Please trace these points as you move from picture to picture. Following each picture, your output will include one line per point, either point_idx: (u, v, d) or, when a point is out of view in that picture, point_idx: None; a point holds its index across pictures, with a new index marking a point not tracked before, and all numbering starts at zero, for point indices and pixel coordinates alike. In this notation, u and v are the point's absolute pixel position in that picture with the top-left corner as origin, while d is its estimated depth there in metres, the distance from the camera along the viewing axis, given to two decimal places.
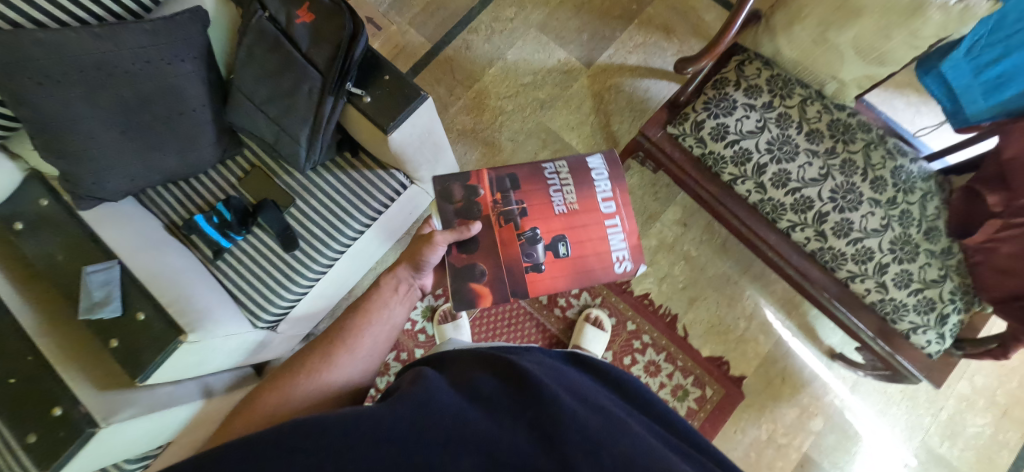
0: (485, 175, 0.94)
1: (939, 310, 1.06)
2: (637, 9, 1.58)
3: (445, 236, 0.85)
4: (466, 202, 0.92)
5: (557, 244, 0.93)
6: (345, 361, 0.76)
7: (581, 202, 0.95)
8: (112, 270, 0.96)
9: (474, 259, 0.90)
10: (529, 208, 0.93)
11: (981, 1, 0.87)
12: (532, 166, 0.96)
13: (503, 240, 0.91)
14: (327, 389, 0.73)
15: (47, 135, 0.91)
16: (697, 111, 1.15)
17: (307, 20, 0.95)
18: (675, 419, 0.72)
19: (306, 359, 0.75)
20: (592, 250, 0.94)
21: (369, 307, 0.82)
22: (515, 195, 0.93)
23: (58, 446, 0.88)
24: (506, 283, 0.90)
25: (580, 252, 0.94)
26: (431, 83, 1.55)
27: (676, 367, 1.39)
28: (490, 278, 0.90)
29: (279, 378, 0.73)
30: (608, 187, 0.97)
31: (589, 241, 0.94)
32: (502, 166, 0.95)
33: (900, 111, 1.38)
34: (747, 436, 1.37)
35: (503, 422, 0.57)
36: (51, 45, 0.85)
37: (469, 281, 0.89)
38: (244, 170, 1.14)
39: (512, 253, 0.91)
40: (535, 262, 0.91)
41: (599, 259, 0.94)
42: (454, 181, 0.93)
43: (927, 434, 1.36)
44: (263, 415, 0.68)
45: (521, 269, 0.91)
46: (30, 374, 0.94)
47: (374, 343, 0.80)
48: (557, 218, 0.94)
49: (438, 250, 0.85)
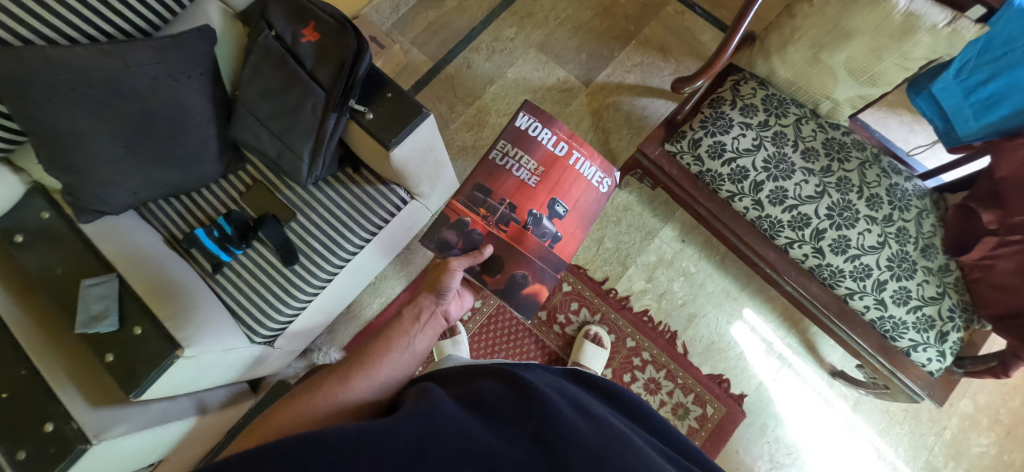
0: (457, 204, 0.95)
1: (938, 327, 1.06)
2: (635, 29, 1.62)
3: (460, 262, 0.91)
4: (464, 238, 0.94)
5: (555, 208, 0.97)
6: (360, 384, 0.73)
7: (542, 163, 0.98)
8: (110, 283, 0.97)
9: (509, 271, 0.95)
10: (513, 200, 0.96)
11: (969, 25, 0.90)
12: (484, 165, 0.97)
13: (515, 238, 0.96)
14: (343, 410, 0.70)
15: (54, 150, 0.92)
16: (693, 130, 1.17)
17: (312, 39, 0.97)
18: (676, 435, 0.71)
19: (324, 379, 0.73)
20: (578, 190, 1.00)
21: (390, 335, 0.82)
22: (494, 199, 0.96)
23: (49, 463, 0.86)
24: (547, 268, 0.97)
25: (574, 202, 0.99)
26: (431, 100, 1.57)
27: (676, 385, 1.38)
28: (534, 277, 0.96)
29: (294, 396, 0.71)
30: (550, 134, 0.99)
31: (573, 186, 0.99)
32: (464, 186, 0.96)
33: (893, 130, 1.40)
34: (748, 456, 1.35)
35: (505, 435, 0.57)
36: (61, 62, 0.86)
37: (521, 290, 0.95)
38: (245, 185, 1.15)
39: (530, 243, 0.96)
40: (551, 235, 0.97)
41: (587, 193, 1.01)
42: (442, 228, 0.94)
43: (932, 453, 1.34)
44: (274, 433, 0.66)
45: (546, 247, 0.97)
46: (22, 388, 0.93)
47: (391, 370, 0.77)
48: (537, 190, 0.97)
49: (456, 275, 0.90)
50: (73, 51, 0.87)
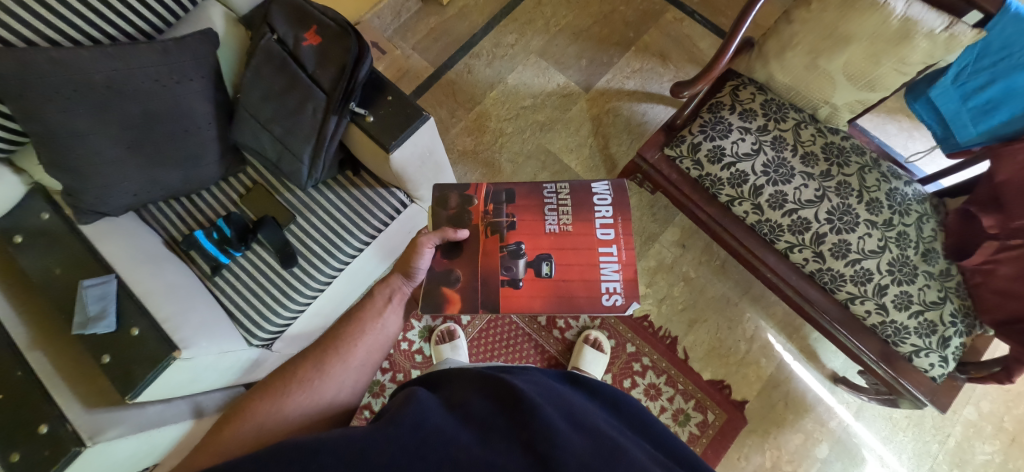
0: (482, 187, 0.94)
1: (940, 332, 1.05)
2: (634, 36, 1.64)
3: (430, 238, 0.87)
4: (459, 210, 0.92)
5: (541, 264, 0.89)
6: (338, 372, 0.75)
7: (575, 225, 0.92)
8: (109, 284, 0.96)
9: (452, 265, 0.88)
10: (519, 222, 0.92)
11: (966, 29, 0.90)
12: (533, 185, 0.96)
13: (486, 250, 0.89)
14: (317, 406, 0.71)
15: (56, 151, 0.93)
16: (693, 134, 1.17)
17: (314, 43, 0.98)
18: (676, 443, 0.70)
19: (300, 367, 0.74)
20: (579, 276, 0.88)
21: (363, 316, 0.82)
22: (507, 208, 0.93)
23: (43, 465, 0.85)
24: (479, 294, 0.87)
25: (564, 276, 0.88)
26: (432, 105, 1.59)
27: (676, 390, 1.37)
28: (463, 286, 0.87)
29: (272, 389, 0.71)
30: (610, 213, 0.93)
31: (578, 266, 0.89)
32: (501, 182, 0.95)
33: (893, 136, 1.41)
34: (750, 463, 1.33)
35: (494, 444, 0.56)
36: (64, 63, 0.86)
37: (443, 287, 0.87)
38: (245, 187, 1.16)
39: (490, 263, 0.88)
40: (512, 276, 0.88)
41: (585, 287, 0.87)
42: (452, 190, 0.94)
43: (936, 461, 1.32)
44: (249, 427, 0.66)
45: (497, 281, 0.87)
46: (17, 390, 0.92)
47: (367, 354, 0.79)
48: (546, 238, 0.91)
49: (424, 253, 0.87)
50: (76, 52, 0.87)
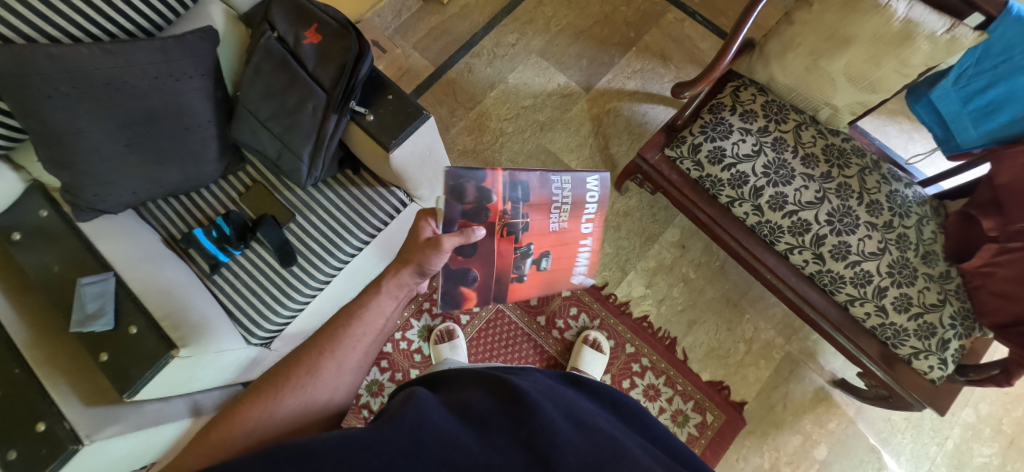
0: (500, 179, 0.82)
1: (939, 335, 1.04)
2: (635, 37, 1.63)
3: (452, 241, 0.79)
4: (476, 205, 0.81)
5: (541, 260, 0.92)
6: (332, 373, 0.75)
7: (570, 220, 0.91)
8: (108, 281, 0.95)
9: (469, 265, 0.86)
10: (532, 222, 0.87)
11: (968, 32, 0.90)
12: (544, 174, 0.86)
13: (500, 251, 0.87)
14: (308, 407, 0.72)
15: (55, 148, 0.92)
16: (693, 134, 1.17)
17: (314, 41, 0.98)
18: (674, 443, 0.70)
19: (295, 367, 0.74)
20: (563, 264, 0.95)
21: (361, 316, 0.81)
22: (523, 207, 0.85)
23: (40, 463, 0.85)
24: (492, 289, 0.91)
25: (555, 266, 0.95)
26: (432, 104, 1.58)
27: (676, 391, 1.37)
28: (479, 284, 0.89)
29: (267, 389, 0.71)
30: (594, 209, 0.92)
31: (565, 257, 0.95)
32: (518, 170, 0.83)
33: (893, 138, 1.41)
34: (748, 464, 1.33)
35: (493, 443, 0.56)
36: (63, 60, 0.86)
37: (461, 286, 0.88)
38: (244, 185, 1.15)
39: (505, 264, 0.89)
40: (519, 273, 0.92)
41: (565, 271, 0.97)
42: (467, 178, 0.80)
43: (934, 464, 1.32)
44: (241, 429, 0.66)
45: (508, 278, 0.91)
46: (14, 388, 0.92)
47: (362, 354, 0.79)
48: (549, 236, 0.90)
49: (444, 256, 0.81)
50: (75, 49, 0.87)
